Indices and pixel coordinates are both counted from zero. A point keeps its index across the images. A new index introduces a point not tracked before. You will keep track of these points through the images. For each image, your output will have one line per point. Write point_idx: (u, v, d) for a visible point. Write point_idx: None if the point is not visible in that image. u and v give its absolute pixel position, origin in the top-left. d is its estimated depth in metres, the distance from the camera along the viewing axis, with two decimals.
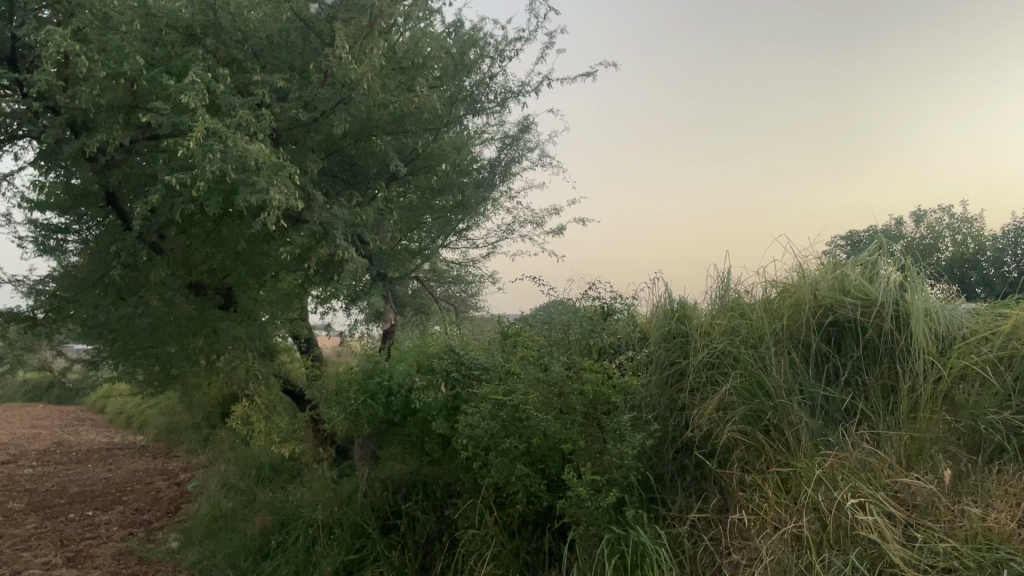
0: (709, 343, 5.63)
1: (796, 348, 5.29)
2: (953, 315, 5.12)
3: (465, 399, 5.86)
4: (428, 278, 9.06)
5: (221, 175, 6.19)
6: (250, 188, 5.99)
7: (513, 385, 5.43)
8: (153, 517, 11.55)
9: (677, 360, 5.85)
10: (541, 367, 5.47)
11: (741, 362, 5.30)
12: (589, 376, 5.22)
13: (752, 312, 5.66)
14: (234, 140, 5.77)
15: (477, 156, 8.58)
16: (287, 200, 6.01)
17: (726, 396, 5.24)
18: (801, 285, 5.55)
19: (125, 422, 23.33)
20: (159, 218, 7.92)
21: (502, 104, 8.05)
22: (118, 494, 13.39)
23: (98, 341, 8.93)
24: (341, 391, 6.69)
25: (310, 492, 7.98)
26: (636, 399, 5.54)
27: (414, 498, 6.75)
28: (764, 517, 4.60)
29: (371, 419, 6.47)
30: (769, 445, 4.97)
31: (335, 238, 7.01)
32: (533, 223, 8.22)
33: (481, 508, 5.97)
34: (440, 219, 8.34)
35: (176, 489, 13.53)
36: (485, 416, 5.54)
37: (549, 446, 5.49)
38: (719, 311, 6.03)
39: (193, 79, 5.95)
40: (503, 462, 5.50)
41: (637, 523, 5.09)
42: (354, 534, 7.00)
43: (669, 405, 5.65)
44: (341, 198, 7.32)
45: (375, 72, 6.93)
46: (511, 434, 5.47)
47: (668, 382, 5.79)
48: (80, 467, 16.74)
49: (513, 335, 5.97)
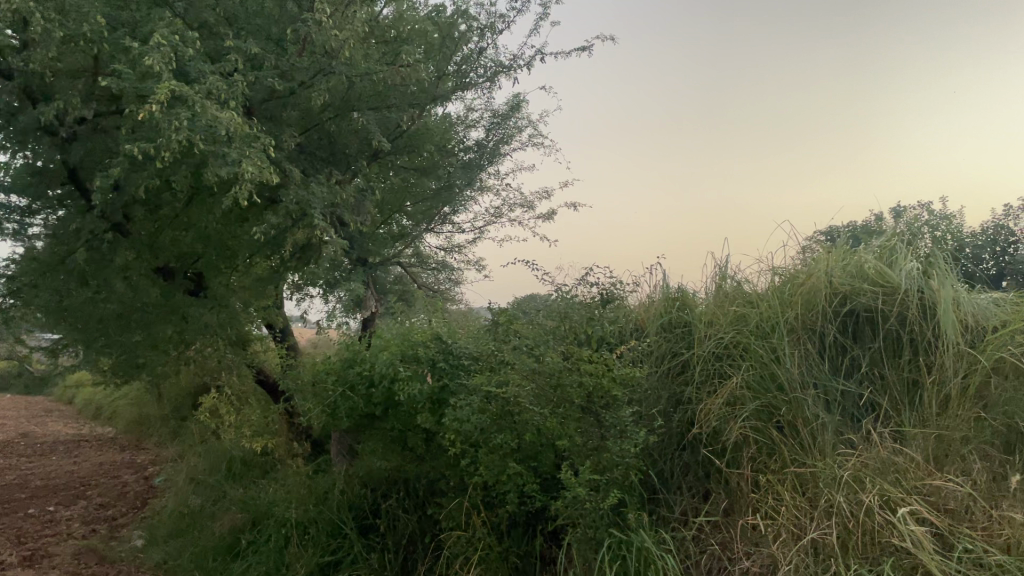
0: (716, 332, 5.24)
1: (811, 338, 4.93)
2: (979, 304, 4.77)
3: (452, 390, 5.44)
4: (410, 265, 8.59)
5: (188, 147, 5.70)
6: (220, 160, 5.51)
7: (506, 377, 5.03)
8: (117, 514, 11.00)
9: (679, 350, 5.47)
10: (535, 357, 5.07)
11: (752, 353, 4.93)
12: (589, 368, 4.84)
13: (761, 301, 5.30)
14: (203, 106, 5.29)
15: (463, 136, 8.11)
16: (261, 174, 5.54)
17: (737, 388, 4.84)
18: (815, 272, 5.18)
19: (93, 413, 22.66)
20: (122, 196, 7.40)
21: (492, 80, 7.58)
22: (82, 488, 12.84)
23: (57, 328, 8.40)
24: (318, 382, 6.24)
25: (284, 488, 7.53)
26: (637, 392, 5.14)
27: (395, 496, 6.34)
28: (781, 521, 4.23)
29: (350, 412, 6.03)
30: (782, 442, 4.61)
31: (312, 218, 6.54)
32: (523, 206, 7.78)
33: (468, 508, 5.54)
34: (425, 201, 7.99)
35: (143, 484, 12.99)
36: (474, 410, 5.13)
37: (542, 442, 5.10)
38: (725, 301, 5.65)
39: (159, 41, 5.45)
40: (494, 460, 5.11)
41: (640, 526, 4.70)
42: (329, 534, 6.55)
43: (671, 398, 5.26)
44: (319, 176, 6.85)
45: (357, 39, 6.45)
46: (504, 429, 5.07)
47: (670, 374, 5.39)
48: (44, 459, 16.14)
49: (504, 323, 5.53)
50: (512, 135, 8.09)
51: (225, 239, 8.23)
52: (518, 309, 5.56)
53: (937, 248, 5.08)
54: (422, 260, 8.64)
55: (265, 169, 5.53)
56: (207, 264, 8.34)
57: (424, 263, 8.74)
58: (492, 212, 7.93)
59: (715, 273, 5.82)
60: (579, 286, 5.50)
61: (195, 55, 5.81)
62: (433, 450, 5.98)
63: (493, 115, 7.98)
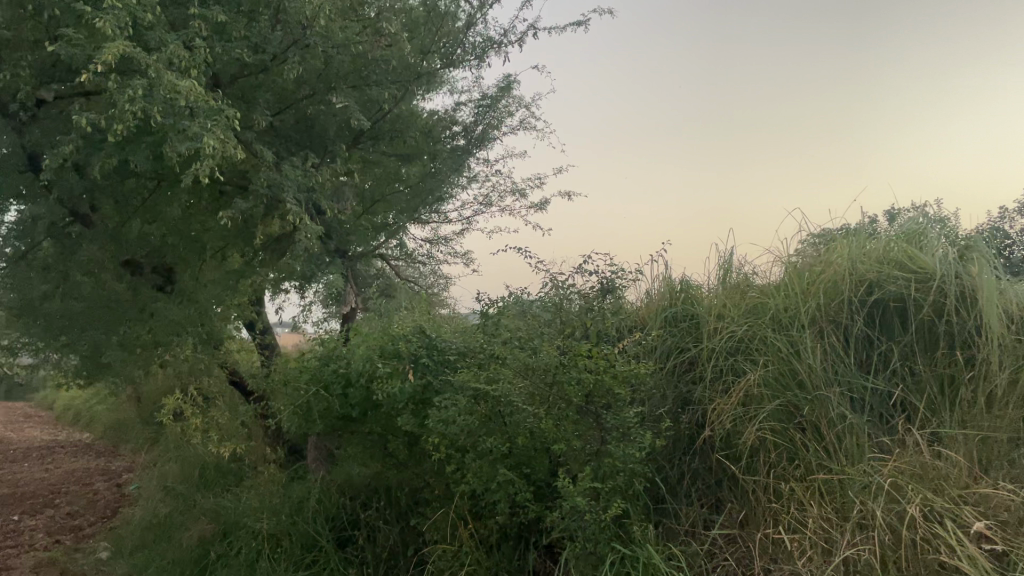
0: (728, 325, 4.76)
1: (835, 332, 4.45)
2: (1022, 292, 4.30)
3: (436, 390, 4.93)
4: (394, 259, 8.05)
5: (145, 121, 5.18)
6: (180, 135, 4.99)
7: (497, 374, 4.53)
8: (85, 524, 10.42)
9: (686, 346, 4.99)
10: (529, 352, 4.58)
11: (769, 347, 4.45)
12: (589, 363, 4.36)
13: (777, 291, 4.82)
14: (159, 73, 4.78)
15: (449, 121, 7.58)
16: (225, 150, 5.02)
17: (753, 386, 4.35)
18: (836, 258, 4.71)
19: (72, 419, 21.99)
20: (80, 181, 6.86)
21: (481, 58, 7.08)
22: (50, 496, 12.22)
23: (16, 325, 7.84)
24: (290, 381, 5.72)
25: (256, 496, 7.00)
26: (641, 391, 4.65)
27: (375, 506, 5.83)
28: (806, 534, 3.74)
29: (324, 414, 5.50)
30: (805, 445, 4.13)
31: (285, 202, 6.03)
32: (515, 194, 7.25)
33: (454, 519, 5.04)
34: (410, 190, 7.48)
35: (116, 492, 12.39)
36: (460, 411, 4.62)
37: (536, 446, 4.60)
38: (736, 292, 5.16)
39: (112, 2, 4.94)
40: (484, 465, 4.61)
41: (645, 540, 4.21)
42: (303, 546, 6.03)
43: (679, 398, 4.77)
44: (294, 158, 6.33)
45: (334, 7, 5.95)
46: (493, 432, 4.57)
47: (678, 372, 4.90)
48: (15, 466, 15.52)
49: (495, 316, 5.03)
50: (502, 120, 7.58)
51: (195, 230, 7.70)
52: (510, 301, 5.05)
53: (973, 231, 4.61)
54: (407, 254, 8.10)
55: (230, 145, 5.01)
56: (176, 257, 7.80)
57: (408, 257, 8.20)
58: (480, 201, 7.40)
59: (724, 262, 5.34)
60: (576, 275, 5.00)
61: (155, 21, 5.29)
62: (417, 456, 5.47)
63: (481, 99, 7.46)
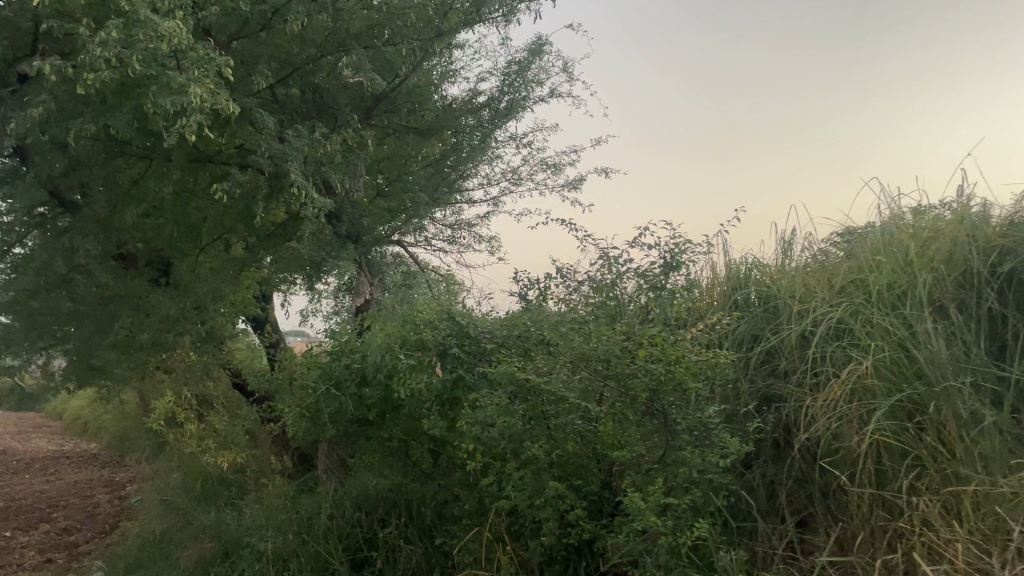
0: (818, 307, 3.97)
1: (956, 312, 3.65)
2: None
3: (468, 386, 4.15)
4: (413, 246, 7.29)
5: (123, 74, 4.44)
6: (164, 87, 4.25)
7: (543, 365, 3.76)
8: (81, 540, 9.66)
9: (765, 332, 4.20)
10: (582, 338, 3.81)
11: (876, 330, 3.66)
12: (657, 352, 3.57)
13: (875, 267, 4.03)
14: (137, 10, 4.04)
15: (472, 91, 6.80)
16: (217, 104, 4.27)
17: (859, 377, 3.55)
18: (954, 225, 3.90)
19: (79, 429, 21.30)
20: (61, 159, 6.13)
21: (509, 17, 6.30)
22: (48, 511, 11.47)
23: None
24: (297, 380, 4.96)
25: (261, 510, 6.23)
26: (717, 386, 3.86)
27: (396, 522, 5.05)
28: (950, 564, 2.94)
29: (335, 417, 4.73)
30: (931, 450, 3.33)
31: (289, 174, 5.28)
32: (548, 169, 6.45)
33: (490, 540, 4.25)
34: (430, 168, 6.71)
35: (117, 505, 11.63)
36: (499, 412, 3.84)
37: (590, 453, 3.82)
38: (822, 270, 4.36)
39: None
40: (527, 477, 3.82)
41: (731, 569, 3.41)
42: (313, 569, 5.25)
43: (759, 393, 3.99)
44: (299, 126, 5.59)
45: None
46: (538, 437, 3.80)
47: (757, 364, 4.11)
48: (16, 478, 14.82)
49: (536, 298, 4.24)
50: (533, 89, 6.77)
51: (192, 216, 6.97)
52: (554, 282, 4.26)
53: None
54: (428, 240, 7.33)
55: (222, 100, 4.28)
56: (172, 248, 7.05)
57: (429, 245, 7.43)
58: (510, 177, 6.60)
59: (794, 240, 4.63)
60: (632, 248, 4.21)
61: None
62: (443, 466, 4.71)
63: (508, 65, 6.66)
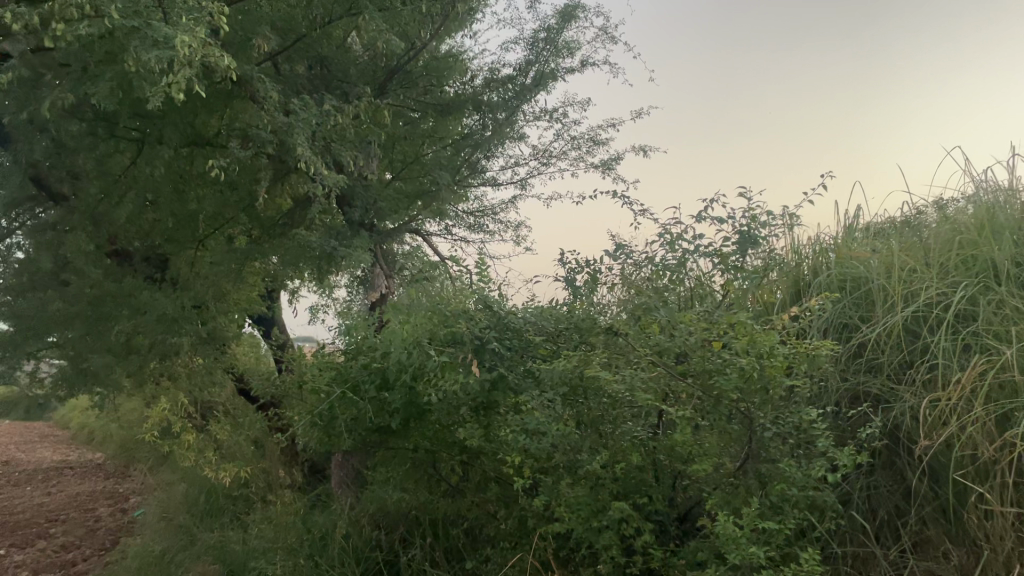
0: (927, 289, 3.35)
1: None
2: None
3: (509, 386, 3.54)
4: (433, 235, 6.67)
5: (100, 30, 3.85)
6: (147, 41, 3.66)
7: (603, 361, 3.13)
8: (78, 558, 9.02)
9: (855, 319, 3.58)
10: (648, 329, 3.19)
11: (1008, 317, 3.07)
12: (744, 341, 2.94)
13: (990, 244, 3.42)
14: None
15: (495, 65, 6.20)
16: (210, 60, 3.69)
17: (992, 371, 2.93)
18: None
19: (84, 438, 20.76)
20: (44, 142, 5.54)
21: None
22: (46, 526, 10.87)
23: None
24: (308, 382, 4.36)
25: (268, 527, 5.62)
26: (810, 382, 3.24)
27: (420, 544, 4.43)
28: None
29: (352, 424, 4.12)
30: None
31: (295, 150, 4.69)
32: (581, 145, 5.83)
33: (534, 567, 3.62)
34: (451, 148, 6.10)
35: (118, 519, 11.00)
36: (549, 417, 3.22)
37: (654, 466, 3.19)
38: (917, 246, 3.73)
39: None
40: (584, 495, 3.19)
41: None
42: None
43: (853, 392, 3.38)
44: (305, 99, 5.01)
45: None
46: (596, 447, 3.17)
47: (850, 358, 3.48)
48: (16, 490, 14.24)
49: (588, 284, 3.63)
50: (562, 60, 6.17)
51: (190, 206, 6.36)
52: (608, 262, 3.65)
53: None
54: (448, 229, 6.70)
55: (216, 56, 3.68)
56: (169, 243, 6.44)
57: (450, 234, 6.81)
58: (539, 156, 5.99)
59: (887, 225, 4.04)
60: (698, 224, 3.59)
61: None
62: (476, 480, 4.09)
63: (535, 35, 6.09)
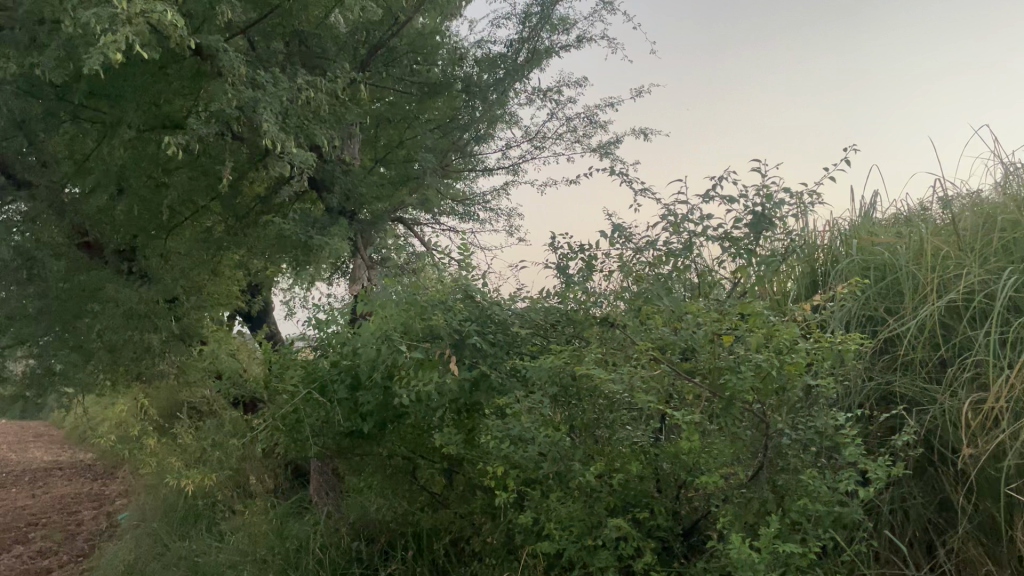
0: (966, 277, 2.97)
1: None
2: None
3: (493, 385, 3.15)
4: (419, 225, 6.29)
5: None
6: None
7: (598, 357, 2.75)
8: (53, 565, 8.59)
9: (881, 311, 3.19)
10: (648, 320, 2.80)
11: None
12: (759, 334, 2.56)
13: None
14: None
15: (485, 43, 5.81)
16: (156, 17, 3.33)
17: None
18: None
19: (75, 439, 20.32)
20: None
21: None
22: (25, 530, 10.44)
23: None
24: (276, 382, 3.98)
25: (241, 535, 5.22)
26: (835, 381, 2.85)
27: (402, 560, 4.03)
28: None
29: (322, 427, 3.73)
30: None
31: (262, 126, 4.31)
32: (578, 126, 5.45)
33: None
34: (439, 131, 5.71)
35: (101, 523, 10.58)
36: (537, 421, 2.83)
37: (657, 477, 2.80)
38: (948, 229, 3.35)
39: None
40: (578, 510, 2.80)
41: None
42: None
43: (882, 392, 3.00)
44: (276, 73, 4.64)
45: None
46: (589, 455, 2.78)
47: (877, 354, 3.10)
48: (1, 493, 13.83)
49: (583, 271, 3.24)
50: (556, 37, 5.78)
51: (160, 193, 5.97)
52: (607, 245, 3.25)
53: None
54: (437, 217, 6.33)
55: (163, 13, 3.31)
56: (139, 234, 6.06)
57: (438, 223, 6.44)
58: (532, 139, 5.60)
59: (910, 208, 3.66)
60: (705, 203, 3.19)
61: None
62: (459, 488, 3.70)
63: (527, 10, 5.70)
